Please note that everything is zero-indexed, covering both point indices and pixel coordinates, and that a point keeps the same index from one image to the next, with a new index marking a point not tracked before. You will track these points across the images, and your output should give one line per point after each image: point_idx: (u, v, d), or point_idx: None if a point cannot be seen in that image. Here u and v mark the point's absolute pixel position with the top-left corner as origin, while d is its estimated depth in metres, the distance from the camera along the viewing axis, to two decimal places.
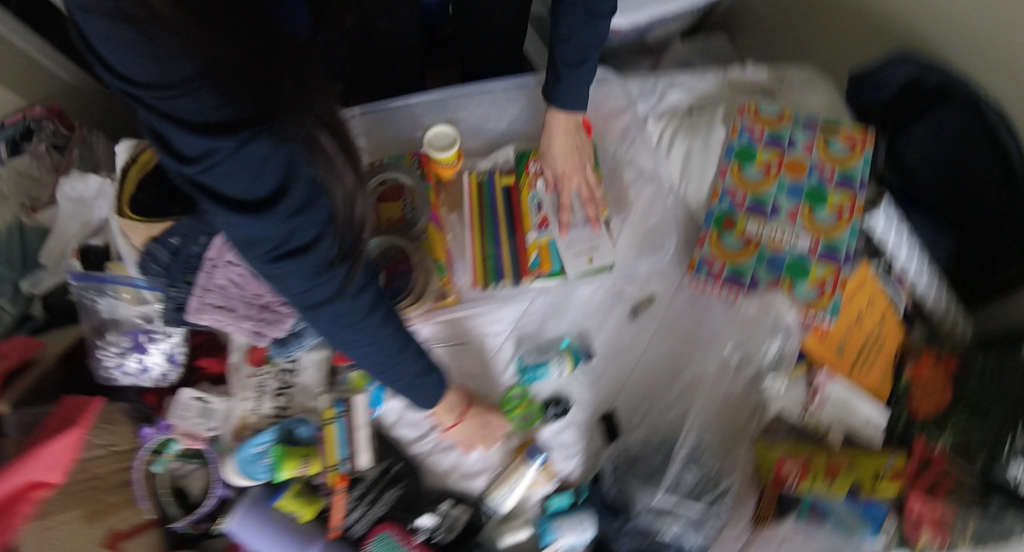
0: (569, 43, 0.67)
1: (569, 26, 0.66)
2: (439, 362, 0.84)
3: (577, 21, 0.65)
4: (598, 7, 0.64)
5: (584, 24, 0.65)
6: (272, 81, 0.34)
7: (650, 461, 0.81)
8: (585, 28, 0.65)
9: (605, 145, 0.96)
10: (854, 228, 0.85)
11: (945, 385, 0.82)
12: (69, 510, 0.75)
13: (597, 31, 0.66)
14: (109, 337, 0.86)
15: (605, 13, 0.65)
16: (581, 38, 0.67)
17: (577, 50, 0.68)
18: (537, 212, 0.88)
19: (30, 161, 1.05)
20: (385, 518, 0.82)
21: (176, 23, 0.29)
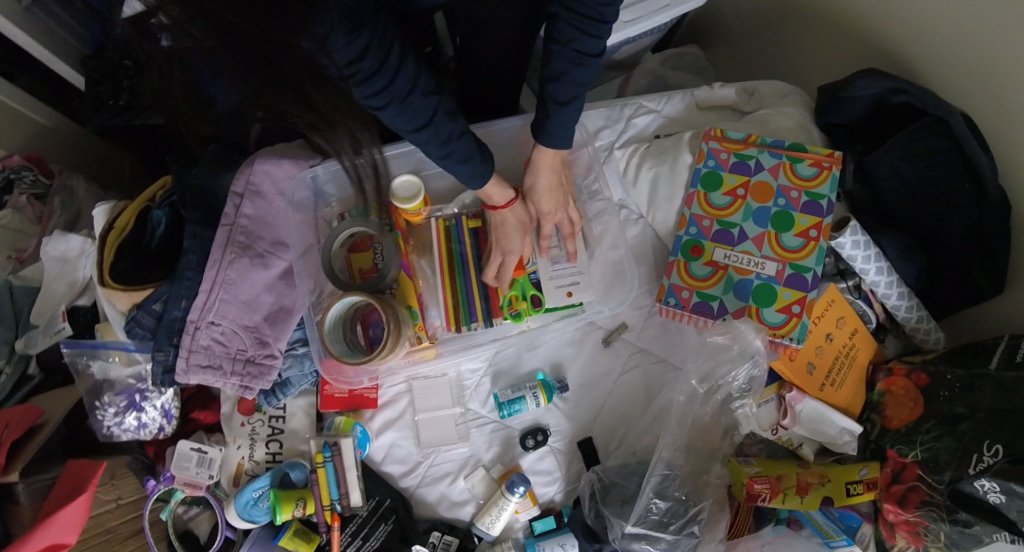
0: (560, 82, 0.63)
1: (559, 66, 0.62)
2: (422, 402, 0.90)
3: (568, 61, 0.62)
4: (590, 48, 0.61)
5: (573, 64, 0.62)
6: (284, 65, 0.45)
7: (626, 487, 0.85)
8: (575, 67, 0.62)
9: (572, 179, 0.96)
10: (821, 252, 0.86)
11: (915, 398, 0.85)
12: None
13: (589, 71, 0.63)
14: (104, 399, 0.89)
15: (597, 53, 0.62)
16: (572, 77, 0.63)
17: (567, 88, 0.64)
18: None
19: (14, 214, 1.09)
20: (382, 550, 0.88)
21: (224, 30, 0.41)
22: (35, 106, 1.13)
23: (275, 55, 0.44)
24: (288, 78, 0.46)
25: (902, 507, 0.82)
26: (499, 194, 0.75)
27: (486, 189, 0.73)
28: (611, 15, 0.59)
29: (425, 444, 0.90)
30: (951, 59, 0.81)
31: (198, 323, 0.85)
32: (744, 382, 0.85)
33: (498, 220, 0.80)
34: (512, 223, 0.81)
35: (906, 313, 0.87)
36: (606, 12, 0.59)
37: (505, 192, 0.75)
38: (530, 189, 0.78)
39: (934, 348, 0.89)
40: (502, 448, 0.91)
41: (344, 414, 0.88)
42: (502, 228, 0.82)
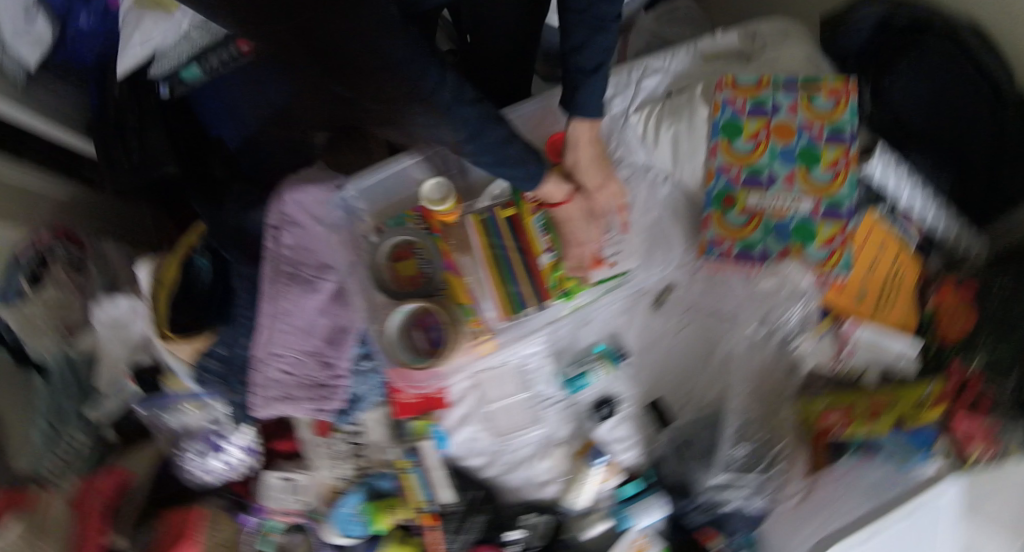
0: (584, 51, 0.63)
1: (580, 36, 0.62)
2: (493, 395, 0.93)
3: (588, 28, 0.61)
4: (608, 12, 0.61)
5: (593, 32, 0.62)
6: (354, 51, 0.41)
7: (703, 438, 0.90)
8: (597, 36, 0.62)
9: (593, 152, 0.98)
10: (853, 180, 0.86)
11: (967, 307, 0.87)
12: None
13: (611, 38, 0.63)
14: (185, 446, 0.93)
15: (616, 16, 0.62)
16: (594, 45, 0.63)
17: (592, 56, 0.63)
18: (544, 236, 0.88)
19: (55, 289, 1.06)
20: (483, 540, 0.91)
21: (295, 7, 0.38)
22: (52, 181, 1.17)
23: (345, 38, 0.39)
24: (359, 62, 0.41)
25: (976, 413, 0.82)
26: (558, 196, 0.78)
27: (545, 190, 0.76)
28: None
29: (502, 433, 0.93)
30: None
31: (263, 358, 0.87)
32: (799, 320, 0.88)
33: (563, 214, 0.84)
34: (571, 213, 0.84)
35: (945, 227, 0.89)
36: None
37: (562, 185, 0.78)
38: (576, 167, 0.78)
39: (977, 256, 0.91)
40: (576, 424, 0.94)
41: (421, 417, 0.91)
42: (568, 222, 0.85)
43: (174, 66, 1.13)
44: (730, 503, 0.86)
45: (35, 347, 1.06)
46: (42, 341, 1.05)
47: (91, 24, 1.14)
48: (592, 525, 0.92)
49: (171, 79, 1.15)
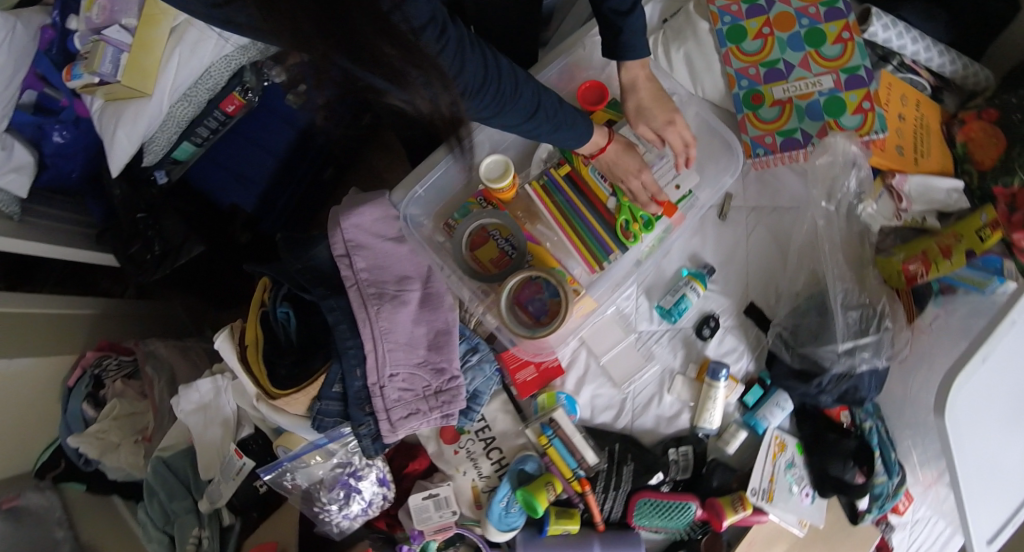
0: None
1: None
2: (604, 347, 0.95)
3: None
4: None
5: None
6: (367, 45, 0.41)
7: (810, 322, 0.90)
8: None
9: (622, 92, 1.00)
10: (861, 47, 0.93)
11: (995, 135, 0.91)
12: None
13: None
14: (323, 499, 0.89)
15: None
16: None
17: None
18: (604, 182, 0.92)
19: (120, 400, 1.01)
20: (636, 489, 0.92)
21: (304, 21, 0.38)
22: (77, 301, 1.09)
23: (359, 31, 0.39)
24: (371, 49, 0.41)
25: None
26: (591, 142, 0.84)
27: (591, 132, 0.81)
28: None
29: (621, 381, 0.95)
30: None
31: (379, 383, 0.84)
32: (857, 187, 0.91)
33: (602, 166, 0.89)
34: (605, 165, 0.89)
35: (952, 67, 0.95)
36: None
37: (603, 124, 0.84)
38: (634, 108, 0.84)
39: (987, 85, 0.97)
40: (687, 348, 0.96)
41: (545, 390, 0.91)
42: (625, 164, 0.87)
43: (166, 148, 1.07)
44: (861, 366, 0.85)
45: (114, 464, 0.99)
46: (121, 455, 0.99)
47: (67, 138, 1.03)
48: (731, 440, 0.94)
49: (166, 163, 1.10)
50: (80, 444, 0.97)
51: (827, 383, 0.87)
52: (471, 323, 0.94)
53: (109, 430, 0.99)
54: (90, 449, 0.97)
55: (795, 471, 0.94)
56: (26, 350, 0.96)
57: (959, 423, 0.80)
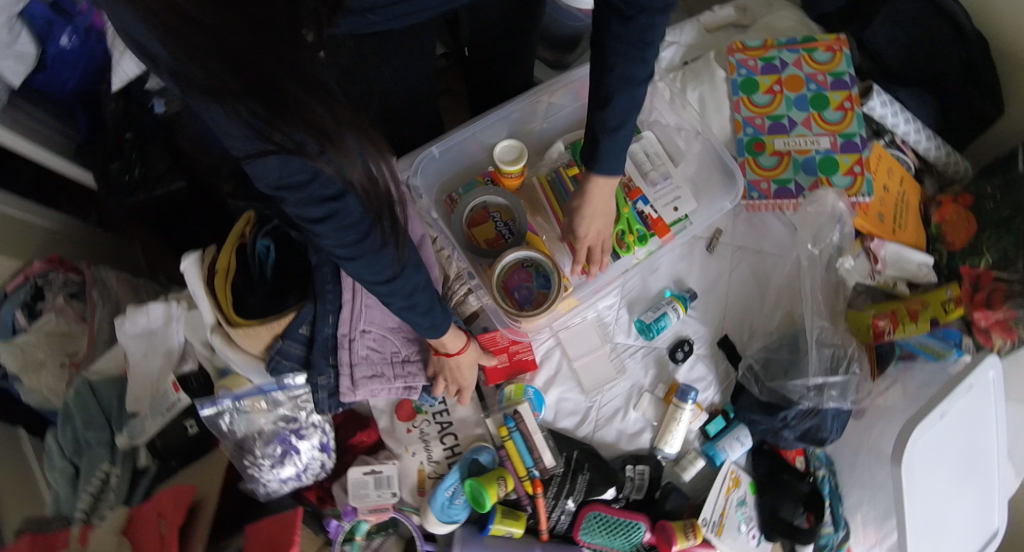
0: None
1: None
2: (578, 351, 0.94)
3: None
4: None
5: (622, 92, 0.59)
6: (275, 95, 0.35)
7: (781, 358, 0.92)
8: (623, 95, 0.59)
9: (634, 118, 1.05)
10: (860, 117, 1.00)
11: (967, 217, 1.00)
12: None
13: (635, 98, 0.60)
14: (257, 452, 0.84)
15: None
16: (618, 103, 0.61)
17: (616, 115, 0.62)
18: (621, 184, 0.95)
19: (56, 317, 0.95)
20: (587, 501, 0.88)
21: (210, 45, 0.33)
22: (32, 209, 1.03)
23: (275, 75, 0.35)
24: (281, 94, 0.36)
25: (993, 307, 0.93)
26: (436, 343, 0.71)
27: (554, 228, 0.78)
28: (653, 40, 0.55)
29: (589, 388, 0.93)
30: None
31: (349, 335, 0.81)
32: (839, 240, 0.96)
33: (453, 362, 0.78)
34: (465, 361, 0.78)
35: (938, 151, 1.02)
36: (648, 38, 0.55)
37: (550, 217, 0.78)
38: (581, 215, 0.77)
39: (964, 175, 1.05)
40: (658, 369, 0.96)
41: (514, 381, 0.90)
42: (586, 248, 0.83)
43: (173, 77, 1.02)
44: (829, 403, 0.86)
45: (33, 385, 0.93)
46: (42, 376, 0.93)
47: (74, 44, 0.99)
48: (688, 467, 0.93)
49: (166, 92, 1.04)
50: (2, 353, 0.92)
51: (792, 418, 0.88)
52: (452, 300, 0.90)
53: (36, 346, 0.93)
54: (13, 361, 0.92)
55: (745, 509, 0.92)
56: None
57: (913, 479, 0.81)
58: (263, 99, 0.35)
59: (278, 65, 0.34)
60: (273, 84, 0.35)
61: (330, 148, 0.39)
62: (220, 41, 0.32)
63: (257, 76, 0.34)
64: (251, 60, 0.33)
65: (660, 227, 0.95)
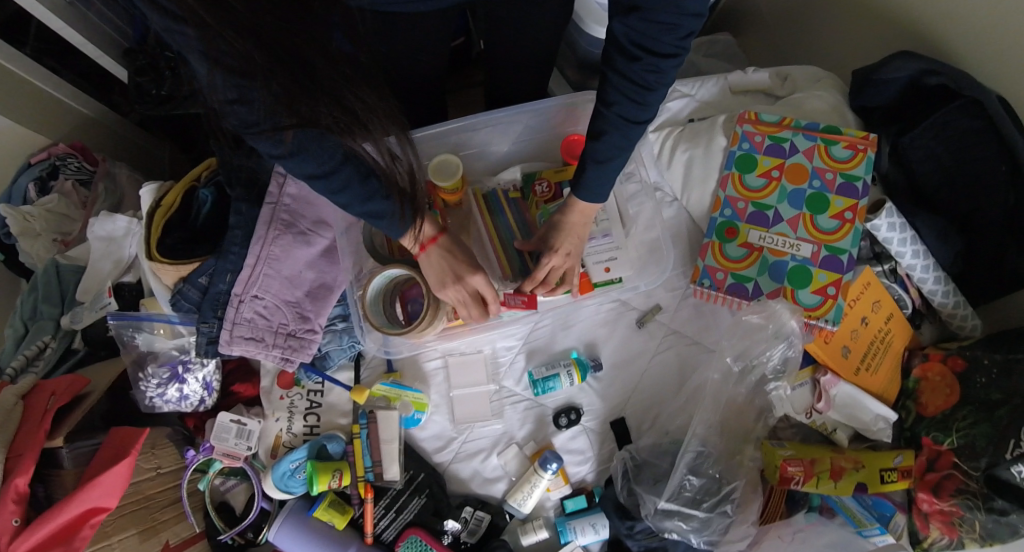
0: None
1: None
2: (461, 381, 0.92)
3: None
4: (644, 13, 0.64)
5: (617, 130, 0.59)
6: (310, 71, 0.48)
7: (659, 466, 0.86)
8: (617, 131, 0.59)
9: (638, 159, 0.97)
10: (857, 233, 0.86)
11: (950, 383, 0.86)
12: (125, 531, 0.83)
13: (632, 137, 0.60)
14: (148, 370, 0.92)
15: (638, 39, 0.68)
16: (613, 137, 0.61)
17: (608, 149, 0.61)
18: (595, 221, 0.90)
19: (59, 199, 1.11)
20: (414, 524, 0.89)
21: (267, 64, 0.45)
22: (79, 98, 1.15)
23: (311, 58, 0.47)
24: (315, 73, 0.48)
25: (937, 495, 0.82)
26: (412, 236, 0.70)
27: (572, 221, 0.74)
28: (657, 84, 0.55)
29: (459, 420, 0.92)
30: (994, 36, 0.80)
31: (241, 297, 0.88)
32: (778, 362, 0.85)
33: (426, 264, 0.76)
34: (439, 268, 0.76)
35: (942, 298, 0.87)
36: (652, 81, 0.55)
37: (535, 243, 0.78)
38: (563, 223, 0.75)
39: (970, 334, 0.89)
40: (536, 426, 0.92)
41: (410, 393, 0.91)
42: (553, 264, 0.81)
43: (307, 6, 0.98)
44: (671, 533, 0.80)
45: (28, 249, 1.09)
46: (36, 244, 1.08)
47: None
48: (530, 532, 0.89)
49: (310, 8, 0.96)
50: (7, 215, 1.07)
51: (638, 530, 0.84)
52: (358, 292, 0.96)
53: (35, 218, 1.08)
54: (13, 224, 1.08)
55: None
56: (8, 113, 1.03)
57: None
58: (303, 86, 0.48)
59: (292, 44, 0.46)
60: (298, 61, 0.47)
61: (351, 122, 0.53)
62: (264, 35, 0.44)
63: (288, 56, 0.46)
64: (297, 60, 0.47)
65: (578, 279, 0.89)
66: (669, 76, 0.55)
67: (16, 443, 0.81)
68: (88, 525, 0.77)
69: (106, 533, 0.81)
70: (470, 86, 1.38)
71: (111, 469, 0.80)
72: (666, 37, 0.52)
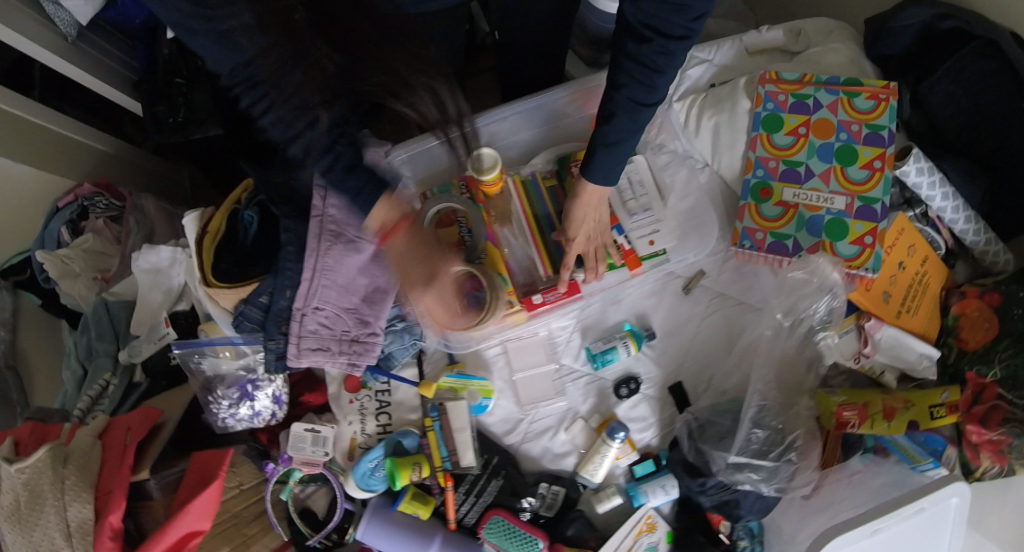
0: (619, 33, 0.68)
1: None
2: (523, 365, 0.96)
3: None
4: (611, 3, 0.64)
5: (626, 112, 0.58)
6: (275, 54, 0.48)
7: (721, 423, 0.90)
8: (625, 114, 0.58)
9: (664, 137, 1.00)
10: (888, 181, 0.90)
11: (989, 320, 0.91)
12: (220, 547, 0.88)
13: (640, 119, 0.59)
14: (218, 392, 0.95)
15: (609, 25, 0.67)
16: (621, 120, 0.60)
17: (617, 131, 0.60)
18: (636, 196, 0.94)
19: (94, 238, 1.11)
20: (494, 505, 0.94)
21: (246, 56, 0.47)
22: (93, 135, 1.16)
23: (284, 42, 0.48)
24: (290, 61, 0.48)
25: (986, 426, 0.86)
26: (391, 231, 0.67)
27: (579, 213, 0.76)
28: (667, 67, 0.54)
29: (524, 402, 0.96)
30: None
31: (303, 310, 0.89)
32: (824, 313, 0.90)
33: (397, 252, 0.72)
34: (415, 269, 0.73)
35: (974, 237, 0.92)
36: (662, 64, 0.54)
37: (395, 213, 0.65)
38: (576, 214, 0.77)
39: (1003, 270, 0.94)
40: (598, 399, 0.96)
41: (480, 382, 0.94)
42: (575, 246, 0.83)
43: None
44: (744, 484, 0.85)
45: (68, 290, 1.09)
46: (76, 285, 1.09)
47: None
48: (604, 500, 0.94)
49: None
50: (45, 261, 1.07)
51: (710, 486, 0.88)
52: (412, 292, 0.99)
53: (74, 259, 1.08)
54: (53, 268, 1.08)
55: None
56: (30, 161, 1.05)
57: None
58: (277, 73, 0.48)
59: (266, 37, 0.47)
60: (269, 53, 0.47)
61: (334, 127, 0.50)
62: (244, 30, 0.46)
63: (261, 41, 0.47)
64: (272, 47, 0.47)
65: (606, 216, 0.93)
66: (679, 58, 0.53)
67: (103, 482, 0.84)
68: (189, 549, 0.82)
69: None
70: (479, 71, 1.39)
71: (200, 496, 0.83)
72: (676, 17, 0.50)
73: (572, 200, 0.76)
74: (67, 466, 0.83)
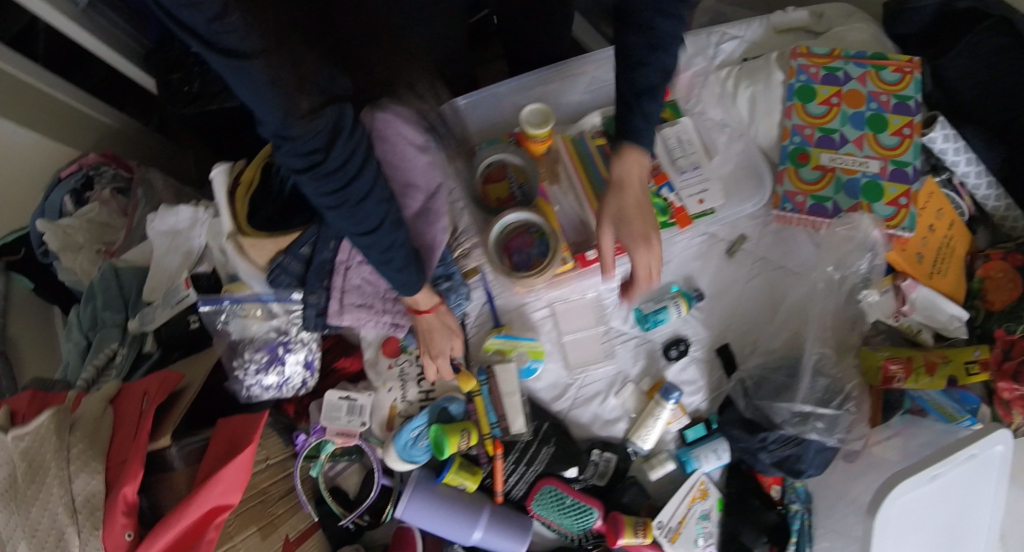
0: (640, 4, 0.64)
1: None
2: (573, 325, 0.94)
3: None
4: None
5: None
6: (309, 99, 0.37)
7: (776, 379, 0.89)
8: None
9: (705, 103, 1.04)
10: (917, 146, 0.94)
11: (1014, 278, 0.94)
12: (246, 529, 0.77)
13: None
14: (245, 356, 0.88)
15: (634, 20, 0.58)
16: None
17: None
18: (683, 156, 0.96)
19: (99, 208, 1.01)
20: (546, 473, 0.89)
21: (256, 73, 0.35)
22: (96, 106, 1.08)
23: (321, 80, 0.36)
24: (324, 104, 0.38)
25: (1018, 382, 0.86)
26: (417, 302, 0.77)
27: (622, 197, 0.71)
28: None
29: (573, 365, 0.93)
30: None
31: (346, 264, 0.85)
32: (867, 270, 0.89)
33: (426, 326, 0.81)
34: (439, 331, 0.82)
35: (995, 202, 0.97)
36: None
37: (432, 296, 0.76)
38: (617, 199, 0.71)
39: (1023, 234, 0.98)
40: (648, 361, 0.94)
41: (529, 343, 0.90)
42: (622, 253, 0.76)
43: None
44: (812, 434, 0.84)
45: (68, 265, 1.00)
46: (77, 259, 0.99)
47: None
48: (657, 466, 0.91)
49: None
50: (46, 231, 0.97)
51: (771, 441, 0.86)
52: (455, 252, 0.94)
53: (76, 230, 0.99)
54: (53, 239, 0.98)
55: (707, 524, 0.90)
56: (33, 126, 0.96)
57: (888, 531, 0.81)
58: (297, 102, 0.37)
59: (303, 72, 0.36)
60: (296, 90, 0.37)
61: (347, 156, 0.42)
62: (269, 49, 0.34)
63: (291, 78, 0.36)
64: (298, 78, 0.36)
65: (657, 174, 0.95)
66: None
67: (115, 450, 0.74)
68: (213, 525, 0.71)
69: (229, 534, 0.75)
70: (491, 58, 1.40)
71: (231, 463, 0.73)
72: None
73: (612, 184, 0.71)
74: (74, 433, 0.72)
